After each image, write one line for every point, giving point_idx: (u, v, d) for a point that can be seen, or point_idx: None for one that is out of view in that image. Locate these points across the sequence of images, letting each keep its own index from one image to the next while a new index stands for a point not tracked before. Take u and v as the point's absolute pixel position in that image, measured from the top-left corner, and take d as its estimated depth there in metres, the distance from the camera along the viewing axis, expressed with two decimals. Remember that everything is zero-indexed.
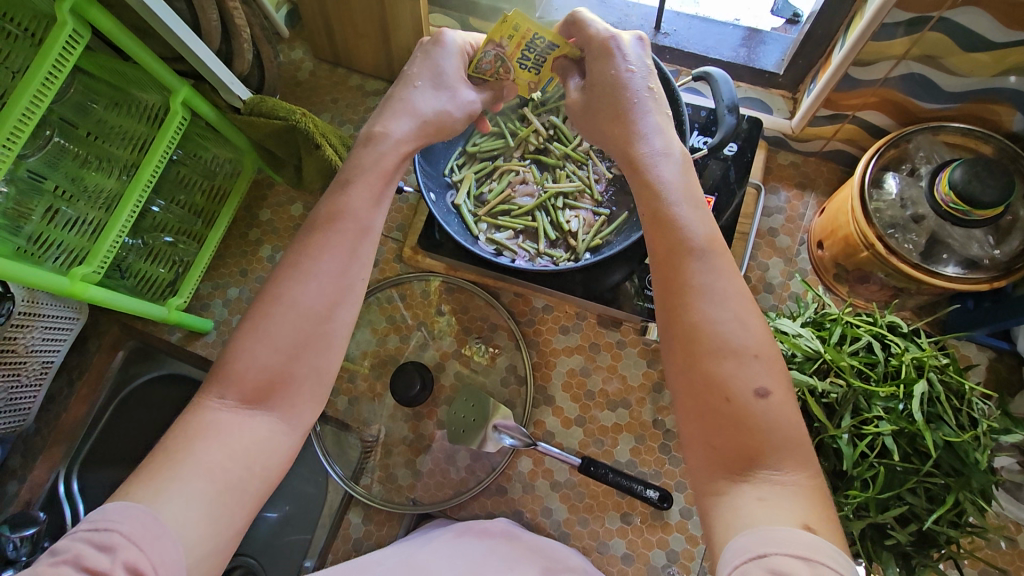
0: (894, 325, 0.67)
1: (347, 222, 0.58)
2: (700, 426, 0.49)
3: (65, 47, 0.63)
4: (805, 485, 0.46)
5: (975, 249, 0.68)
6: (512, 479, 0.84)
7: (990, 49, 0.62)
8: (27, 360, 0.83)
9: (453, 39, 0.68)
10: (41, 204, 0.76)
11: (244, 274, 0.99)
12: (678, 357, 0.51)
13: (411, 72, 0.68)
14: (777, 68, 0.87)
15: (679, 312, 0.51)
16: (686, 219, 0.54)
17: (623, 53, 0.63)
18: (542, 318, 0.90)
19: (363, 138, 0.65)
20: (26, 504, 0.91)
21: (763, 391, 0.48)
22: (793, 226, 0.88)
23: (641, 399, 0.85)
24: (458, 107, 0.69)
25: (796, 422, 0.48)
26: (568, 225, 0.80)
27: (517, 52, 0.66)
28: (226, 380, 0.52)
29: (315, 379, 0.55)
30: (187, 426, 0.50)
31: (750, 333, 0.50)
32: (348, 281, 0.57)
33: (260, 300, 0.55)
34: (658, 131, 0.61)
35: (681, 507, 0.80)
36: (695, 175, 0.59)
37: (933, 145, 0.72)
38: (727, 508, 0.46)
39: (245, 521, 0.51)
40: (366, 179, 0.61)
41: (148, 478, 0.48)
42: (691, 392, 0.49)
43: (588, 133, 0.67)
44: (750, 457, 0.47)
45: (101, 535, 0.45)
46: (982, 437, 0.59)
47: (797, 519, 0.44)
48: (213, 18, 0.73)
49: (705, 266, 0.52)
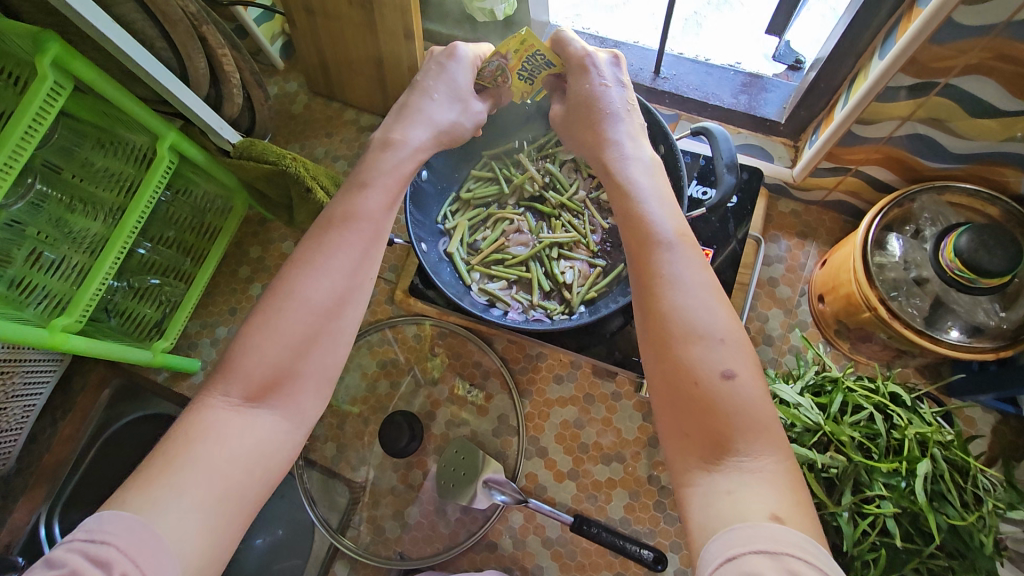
0: (897, 394, 0.64)
1: (360, 223, 0.56)
2: (671, 413, 0.46)
3: (46, 98, 0.62)
4: (774, 470, 0.42)
5: (981, 317, 0.67)
6: (502, 534, 0.82)
7: (999, 116, 0.60)
8: (9, 404, 0.81)
9: (466, 51, 0.66)
10: (23, 249, 0.74)
11: (233, 312, 0.98)
12: (650, 344, 0.48)
13: (425, 80, 0.66)
14: (779, 117, 0.85)
15: (647, 299, 0.49)
16: (653, 213, 0.53)
17: (598, 69, 0.62)
18: (536, 366, 0.88)
19: (380, 142, 0.62)
20: (5, 547, 0.88)
21: (729, 372, 0.45)
22: (793, 276, 0.86)
23: (636, 454, 0.83)
24: (468, 118, 0.68)
25: (766, 411, 0.45)
26: (562, 276, 0.78)
27: (518, 65, 0.67)
28: (232, 376, 0.49)
29: (320, 378, 0.53)
30: (187, 427, 0.47)
31: (719, 319, 0.47)
32: (357, 280, 0.55)
33: (272, 293, 0.53)
34: (630, 137, 0.60)
35: (676, 569, 0.78)
36: (666, 177, 0.58)
37: (937, 206, 0.70)
38: (700, 498, 0.43)
39: (239, 533, 0.47)
40: (380, 184, 0.59)
41: (146, 484, 0.44)
42: (662, 379, 0.46)
43: (569, 143, 0.67)
44: (718, 443, 0.43)
45: (96, 548, 0.41)
46: (987, 518, 0.57)
47: (763, 509, 0.40)
48: (200, 66, 0.71)
49: (673, 255, 0.50)
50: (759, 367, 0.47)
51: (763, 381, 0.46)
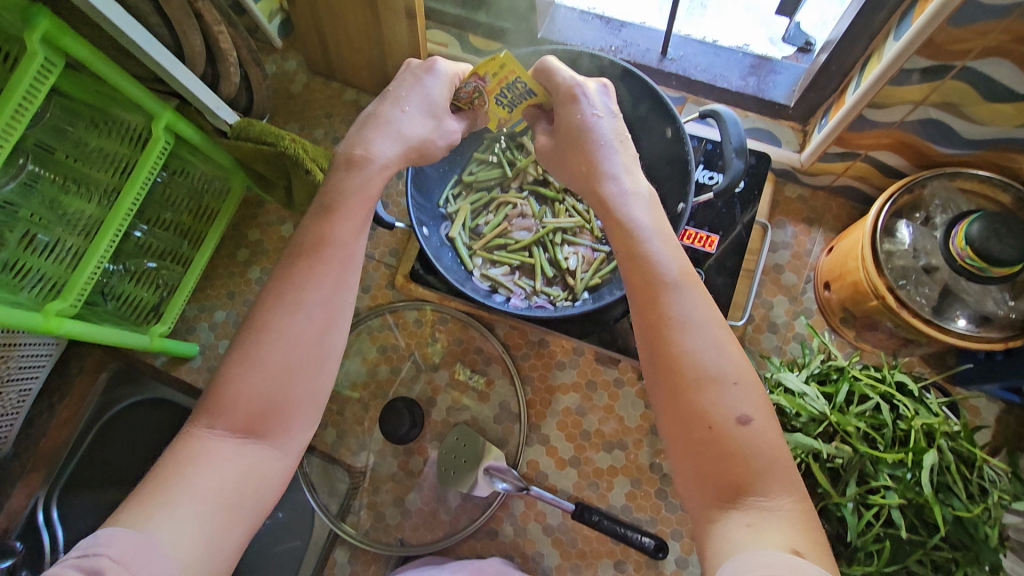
0: (904, 383, 0.64)
1: (334, 249, 0.54)
2: (685, 457, 0.46)
3: (37, 76, 0.60)
4: (792, 509, 0.43)
5: (990, 306, 0.66)
6: (503, 521, 0.81)
7: (1014, 101, 0.59)
8: (4, 388, 0.80)
9: (443, 66, 0.62)
10: (15, 231, 0.73)
11: (232, 296, 0.96)
12: (660, 389, 0.47)
13: (395, 93, 0.61)
14: (788, 100, 0.84)
15: (657, 345, 0.48)
16: (658, 254, 0.51)
17: (588, 98, 0.58)
18: (538, 352, 0.87)
19: (344, 159, 0.59)
20: (3, 532, 0.88)
21: (744, 417, 0.45)
22: (799, 262, 0.85)
23: (638, 441, 0.82)
24: (440, 135, 0.63)
25: (781, 448, 0.45)
26: (566, 262, 0.77)
27: (496, 88, 0.62)
28: (218, 411, 0.49)
29: (309, 403, 0.53)
30: (176, 456, 0.48)
31: (730, 360, 0.46)
32: (338, 304, 0.54)
33: (249, 328, 0.52)
34: (626, 169, 0.57)
35: (677, 556, 0.78)
36: (665, 211, 0.55)
37: (949, 192, 0.69)
38: (718, 536, 0.43)
39: (239, 547, 0.48)
40: (350, 208, 0.57)
41: (141, 503, 0.45)
42: (675, 425, 0.46)
43: (558, 174, 0.63)
44: (737, 484, 0.44)
45: (89, 560, 0.42)
46: (993, 509, 0.57)
47: (783, 543, 0.41)
48: (197, 43, 0.69)
49: (680, 298, 0.48)
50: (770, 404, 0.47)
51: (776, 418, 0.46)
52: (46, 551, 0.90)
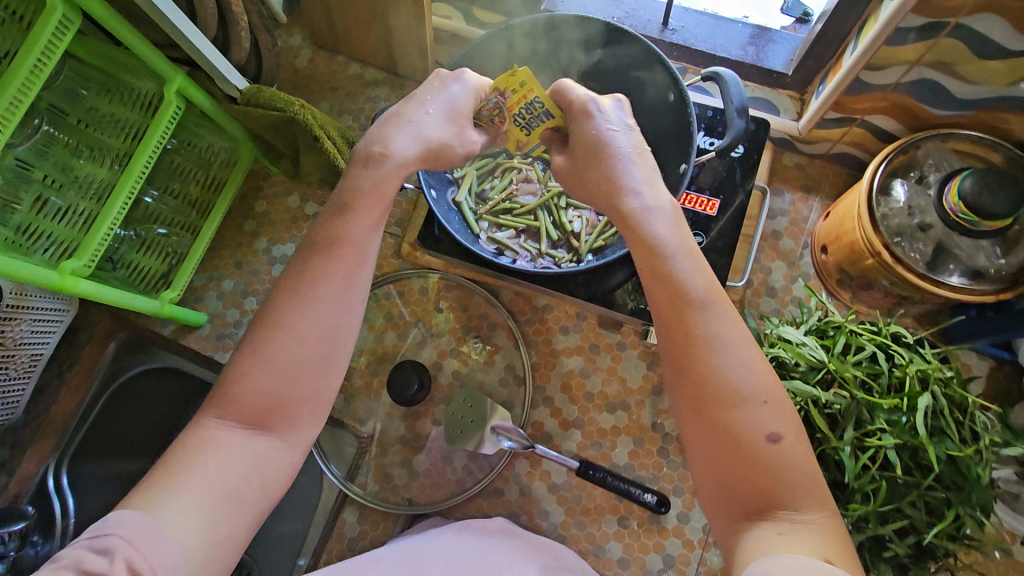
0: (899, 335, 0.66)
1: (346, 248, 0.54)
2: (714, 472, 0.47)
3: (54, 33, 0.61)
4: (821, 522, 0.45)
5: (982, 260, 0.68)
6: (509, 480, 0.83)
7: (1005, 57, 0.61)
8: (16, 352, 0.81)
9: (471, 78, 0.63)
10: (29, 193, 0.74)
11: (239, 266, 0.98)
12: (689, 407, 0.49)
13: (420, 96, 0.62)
14: (786, 69, 0.86)
15: (686, 364, 0.49)
16: (683, 273, 0.51)
17: (603, 114, 0.60)
18: (542, 317, 0.89)
19: (361, 156, 0.58)
20: (14, 497, 0.89)
21: (774, 434, 0.46)
22: (796, 228, 0.87)
23: (640, 402, 0.84)
24: (461, 142, 0.62)
25: (810, 462, 0.46)
26: (570, 225, 0.80)
27: (517, 106, 0.65)
28: (227, 402, 0.50)
29: (317, 401, 0.53)
30: (185, 443, 0.49)
31: (757, 378, 0.48)
32: (349, 303, 0.54)
33: (260, 324, 0.52)
34: (646, 182, 0.57)
35: (679, 511, 0.80)
36: (688, 225, 0.55)
37: (942, 152, 0.71)
38: (747, 548, 0.45)
39: (244, 537, 0.49)
40: (365, 206, 0.56)
41: (149, 488, 0.47)
42: (705, 441, 0.48)
43: (577, 191, 0.63)
44: (766, 499, 0.45)
45: (100, 540, 0.44)
46: (984, 451, 0.59)
47: (815, 552, 0.43)
48: (210, 5, 0.72)
49: (707, 317, 0.49)
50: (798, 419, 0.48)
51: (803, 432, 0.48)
52: (57, 517, 0.92)
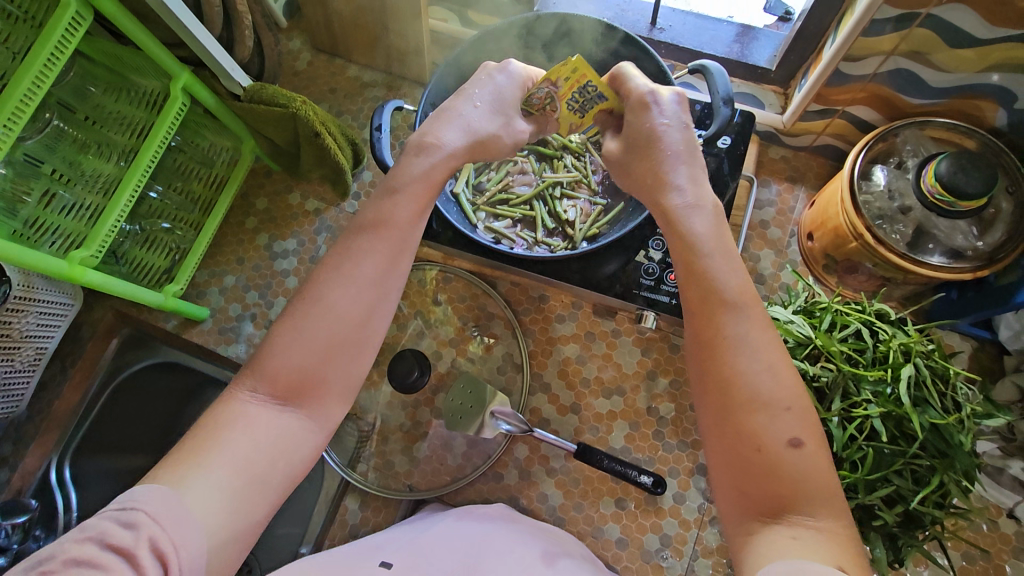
0: (882, 313, 0.69)
1: (390, 233, 0.57)
2: (732, 469, 0.48)
3: (67, 28, 0.64)
4: (837, 533, 0.45)
5: (960, 240, 0.71)
6: (508, 466, 0.85)
7: (975, 45, 0.65)
8: (22, 345, 0.82)
9: (517, 69, 0.67)
10: (38, 187, 0.76)
11: (241, 262, 1.00)
12: (712, 403, 0.50)
13: (471, 89, 0.66)
14: (770, 64, 0.90)
15: (712, 359, 0.50)
16: (719, 274, 0.53)
17: (660, 107, 0.61)
18: (539, 307, 0.91)
19: (413, 146, 0.62)
20: (18, 491, 0.90)
21: (795, 441, 0.47)
22: (783, 218, 0.90)
23: (635, 387, 0.86)
24: (508, 132, 0.67)
25: (830, 472, 0.47)
26: (565, 214, 0.83)
27: (568, 92, 0.68)
28: (260, 376, 0.52)
29: (345, 382, 0.55)
30: (217, 416, 0.50)
31: (783, 385, 0.48)
32: (386, 288, 0.56)
33: (301, 298, 0.54)
34: (689, 182, 0.59)
35: (675, 492, 0.82)
36: (729, 230, 0.57)
37: (920, 139, 0.75)
38: (757, 548, 0.45)
39: (264, 517, 0.50)
40: (409, 191, 0.59)
41: (178, 463, 0.48)
42: (723, 439, 0.49)
43: (623, 183, 0.65)
44: (781, 502, 0.46)
45: (127, 514, 0.45)
46: (966, 420, 0.61)
47: (827, 562, 0.43)
48: (216, 4, 0.75)
49: (737, 319, 0.51)
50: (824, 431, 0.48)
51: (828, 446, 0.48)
52: (59, 511, 0.92)
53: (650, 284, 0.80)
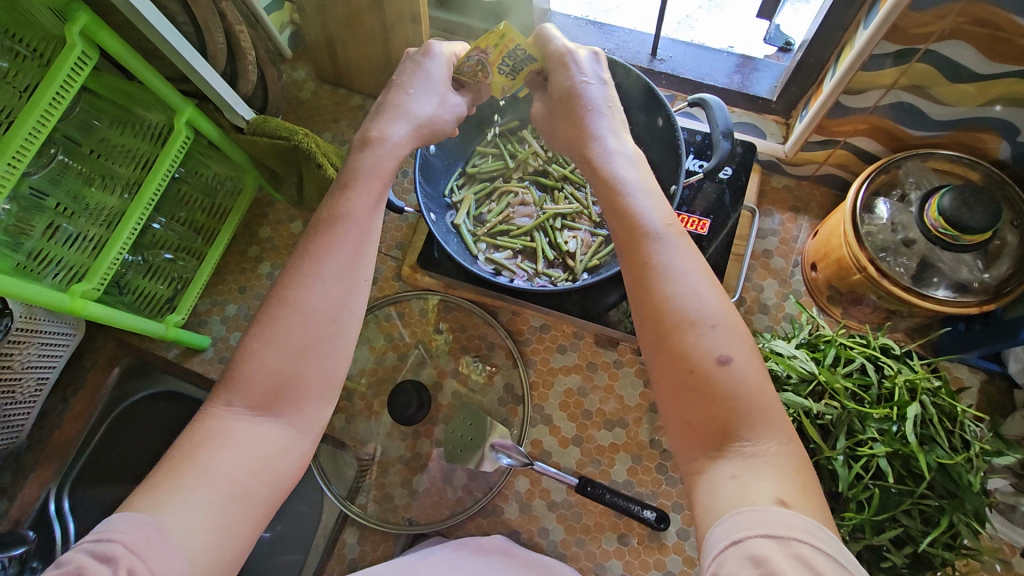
0: (887, 347, 0.67)
1: (348, 224, 0.57)
2: (673, 404, 0.47)
3: (73, 67, 0.65)
4: (778, 455, 0.44)
5: (965, 273, 0.70)
6: (508, 500, 0.84)
7: (976, 80, 0.65)
8: (23, 376, 0.83)
9: (440, 49, 0.68)
10: (42, 220, 0.76)
11: (243, 291, 1.00)
12: (647, 338, 0.50)
13: (401, 80, 0.67)
14: (771, 94, 0.90)
15: (641, 293, 0.50)
16: (640, 206, 0.54)
17: (579, 66, 0.64)
18: (539, 337, 0.91)
19: (360, 142, 0.63)
20: (15, 523, 0.89)
21: (724, 357, 0.46)
22: (786, 248, 0.89)
23: (638, 419, 0.85)
24: (447, 111, 0.68)
25: (765, 391, 0.46)
26: (566, 245, 0.83)
27: (498, 59, 0.68)
28: (236, 388, 0.52)
29: (326, 383, 0.54)
30: (194, 435, 0.50)
31: (711, 303, 0.48)
32: (353, 282, 0.56)
33: (269, 304, 0.54)
34: (612, 132, 0.61)
35: (678, 528, 0.80)
36: (650, 167, 0.59)
37: (922, 171, 0.74)
38: (706, 488, 0.45)
39: (251, 536, 0.49)
40: (365, 184, 0.60)
41: (155, 488, 0.47)
42: (660, 370, 0.48)
43: (555, 142, 0.68)
44: (720, 430, 0.45)
45: (103, 546, 0.44)
46: (974, 459, 0.60)
47: (769, 495, 0.42)
48: (219, 41, 0.76)
49: (661, 245, 0.51)
50: (754, 347, 0.48)
51: (761, 362, 0.48)
52: (57, 543, 0.90)
53: None
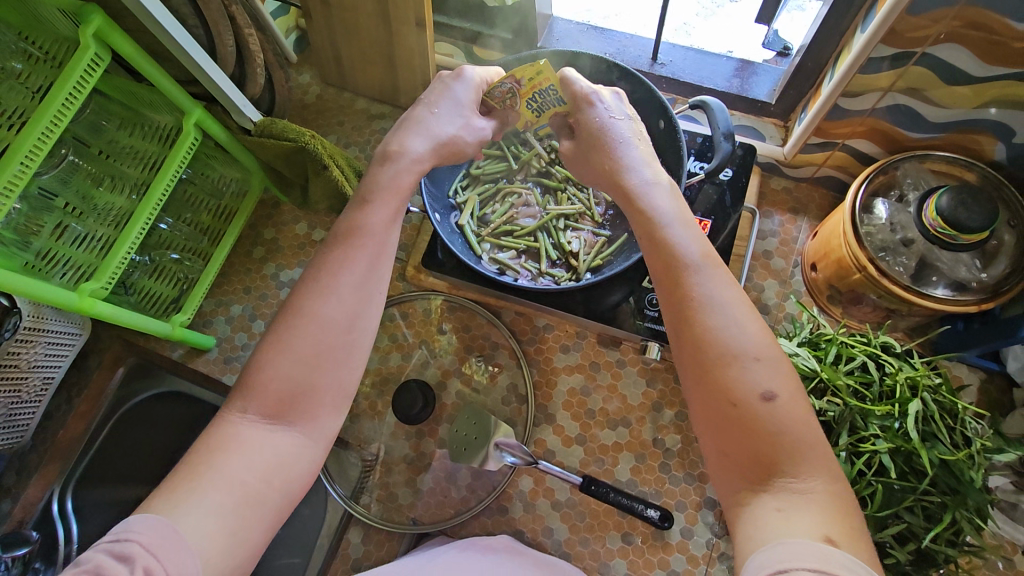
0: (887, 346, 0.68)
1: (366, 237, 0.59)
2: (714, 438, 0.48)
3: (86, 69, 0.66)
4: (823, 493, 0.45)
5: (963, 272, 0.71)
6: (512, 499, 0.84)
7: (971, 83, 0.67)
8: (29, 376, 0.83)
9: (472, 73, 0.70)
10: (50, 220, 0.76)
11: (248, 292, 1.01)
12: (687, 371, 0.51)
13: (427, 99, 0.68)
14: (769, 98, 0.92)
15: (682, 326, 0.51)
16: (678, 239, 0.55)
17: (604, 104, 0.66)
18: (543, 337, 0.91)
19: (380, 155, 0.64)
20: (18, 523, 0.88)
21: (769, 393, 0.47)
22: (786, 249, 0.90)
23: (641, 418, 0.86)
24: (470, 132, 0.70)
25: (808, 426, 0.47)
26: (569, 245, 0.84)
27: (530, 92, 0.72)
28: (250, 395, 0.52)
29: (337, 390, 0.55)
30: (209, 440, 0.50)
31: (752, 338, 0.49)
32: (368, 293, 0.57)
33: (284, 313, 0.55)
34: (644, 163, 0.62)
35: (682, 527, 0.81)
36: (685, 200, 0.60)
37: (920, 172, 0.75)
38: (750, 521, 0.45)
39: (264, 538, 0.50)
40: (383, 198, 0.61)
41: (171, 490, 0.48)
42: (703, 405, 0.49)
43: (584, 175, 0.69)
44: (765, 465, 0.46)
45: (121, 545, 0.45)
46: (976, 455, 0.61)
47: (814, 531, 0.42)
48: (229, 43, 0.78)
49: (701, 279, 0.52)
50: (798, 383, 0.49)
51: (804, 397, 0.48)
52: (60, 543, 0.90)
53: (654, 315, 0.82)
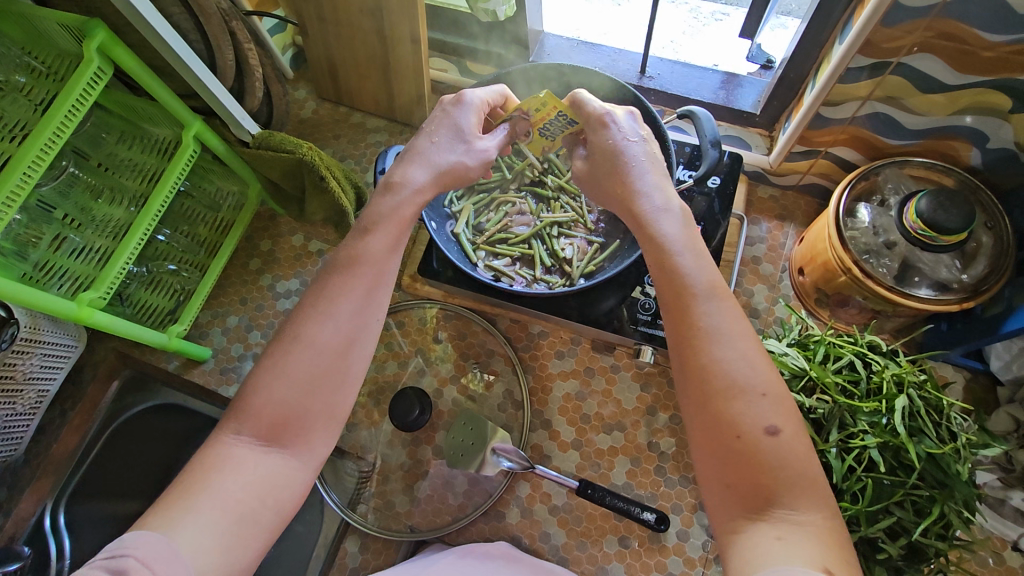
0: (874, 345, 0.70)
1: (367, 265, 0.60)
2: (716, 467, 0.49)
3: (89, 83, 0.68)
4: (820, 525, 0.46)
5: (944, 273, 0.73)
6: (510, 504, 0.84)
7: (946, 91, 0.69)
8: (25, 387, 0.83)
9: (472, 98, 0.70)
10: (49, 231, 0.77)
11: (244, 303, 1.01)
12: (691, 402, 0.52)
13: (430, 128, 0.70)
14: (754, 108, 0.95)
15: (689, 355, 0.52)
16: (688, 268, 0.56)
17: (618, 125, 0.67)
18: (538, 343, 0.93)
19: (383, 186, 0.66)
20: (10, 538, 0.88)
21: (772, 428, 0.49)
22: (774, 254, 0.93)
23: (636, 422, 0.87)
24: (472, 156, 0.69)
25: (807, 460, 0.48)
26: (563, 252, 0.86)
27: (540, 122, 0.74)
28: (245, 416, 0.53)
29: (331, 413, 0.55)
30: (205, 459, 0.51)
31: (758, 374, 0.51)
32: (366, 318, 0.58)
33: (281, 338, 0.56)
34: (657, 188, 0.63)
35: (679, 529, 0.81)
36: (696, 227, 0.61)
37: (900, 177, 0.78)
38: (745, 548, 0.46)
39: (257, 557, 0.50)
40: (385, 226, 0.62)
41: (168, 506, 0.48)
42: (705, 434, 0.50)
43: (594, 195, 0.70)
44: (763, 496, 0.47)
45: (117, 561, 0.45)
46: (962, 449, 0.62)
47: (813, 562, 0.43)
48: (229, 57, 0.80)
49: (710, 310, 0.53)
50: (798, 420, 0.50)
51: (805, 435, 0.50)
52: (52, 559, 0.89)
53: (647, 320, 0.83)
